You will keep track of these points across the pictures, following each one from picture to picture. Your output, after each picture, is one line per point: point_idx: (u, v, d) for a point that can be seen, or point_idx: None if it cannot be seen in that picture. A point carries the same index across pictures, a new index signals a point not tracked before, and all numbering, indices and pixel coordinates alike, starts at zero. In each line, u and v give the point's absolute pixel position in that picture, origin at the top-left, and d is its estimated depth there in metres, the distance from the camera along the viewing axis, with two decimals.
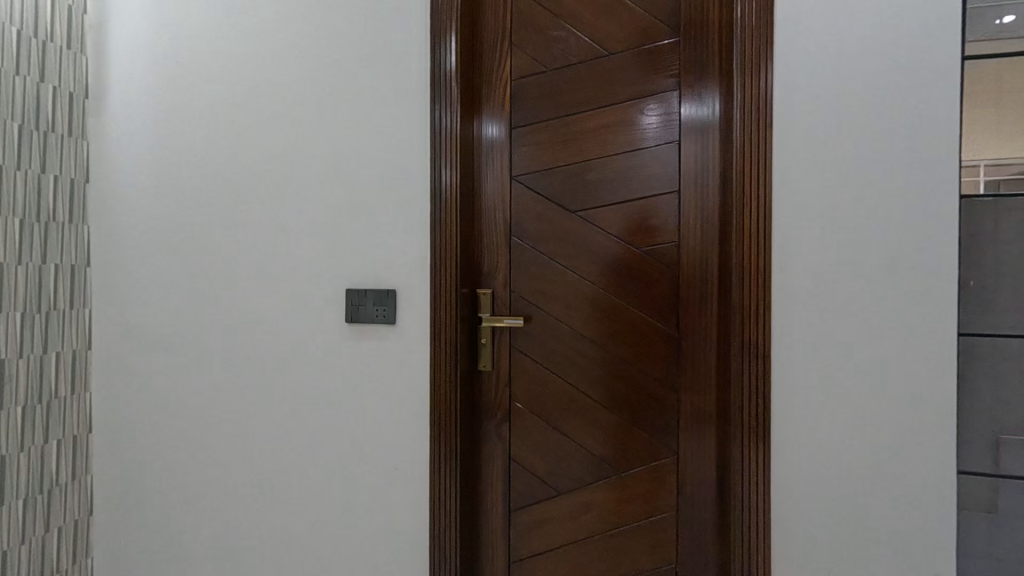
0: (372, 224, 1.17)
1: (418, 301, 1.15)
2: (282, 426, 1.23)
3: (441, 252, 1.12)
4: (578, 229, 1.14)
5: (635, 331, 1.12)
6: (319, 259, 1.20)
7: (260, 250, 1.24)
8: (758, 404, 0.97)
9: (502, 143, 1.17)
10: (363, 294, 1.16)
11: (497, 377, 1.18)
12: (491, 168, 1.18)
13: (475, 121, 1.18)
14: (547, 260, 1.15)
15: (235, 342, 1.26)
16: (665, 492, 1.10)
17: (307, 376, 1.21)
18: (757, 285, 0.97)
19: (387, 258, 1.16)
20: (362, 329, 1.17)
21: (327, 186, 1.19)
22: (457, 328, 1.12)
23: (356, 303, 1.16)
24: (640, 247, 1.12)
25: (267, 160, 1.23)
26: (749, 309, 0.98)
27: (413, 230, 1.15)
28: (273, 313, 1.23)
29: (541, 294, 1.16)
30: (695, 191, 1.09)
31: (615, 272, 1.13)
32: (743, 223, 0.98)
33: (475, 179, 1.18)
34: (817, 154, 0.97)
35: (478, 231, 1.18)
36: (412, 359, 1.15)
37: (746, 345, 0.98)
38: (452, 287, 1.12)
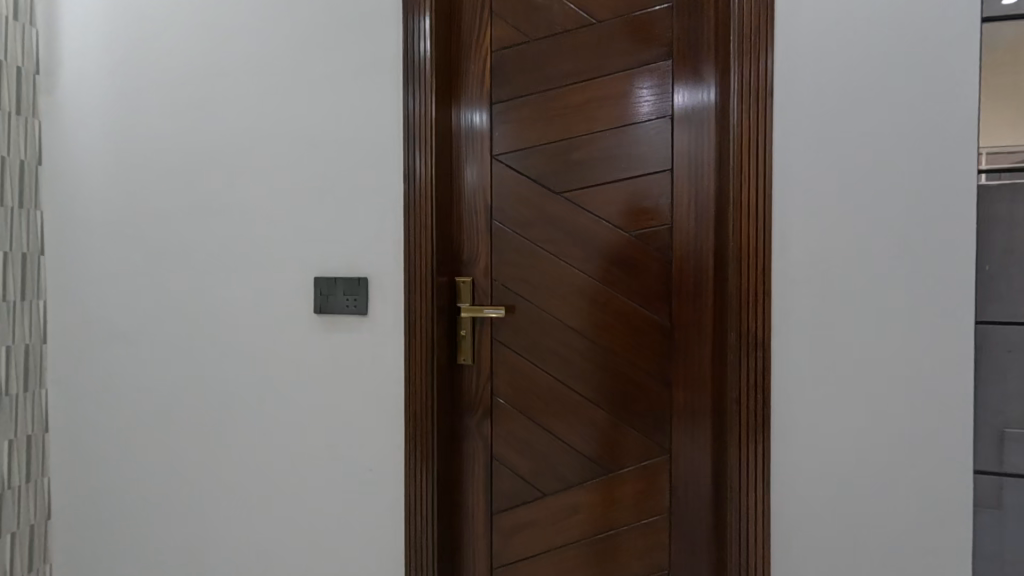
0: (342, 208, 1.09)
1: (393, 289, 1.07)
2: (248, 424, 1.15)
3: (417, 239, 1.05)
4: (563, 214, 1.06)
5: (624, 323, 1.04)
6: (286, 245, 1.12)
7: (224, 236, 1.15)
8: (757, 401, 0.90)
9: (483, 128, 1.09)
10: (333, 283, 1.08)
11: (478, 371, 1.10)
12: (471, 154, 1.10)
13: (454, 106, 1.10)
14: (530, 246, 1.08)
15: (200, 335, 1.18)
16: (656, 492, 1.03)
17: (274, 370, 1.13)
18: (756, 272, 0.90)
19: (359, 244, 1.08)
20: (332, 320, 1.10)
21: (295, 168, 1.11)
22: (435, 320, 1.04)
23: (326, 293, 1.08)
24: (630, 231, 1.04)
25: (231, 140, 1.14)
26: (747, 297, 0.90)
27: (386, 214, 1.07)
28: (239, 303, 1.15)
29: (524, 282, 1.08)
30: (688, 171, 1.01)
31: (603, 259, 1.05)
32: (742, 207, 0.91)
33: (454, 166, 1.11)
34: (820, 128, 0.89)
35: (456, 217, 1.11)
36: (386, 351, 1.07)
37: (745, 336, 0.90)
38: (429, 276, 1.04)
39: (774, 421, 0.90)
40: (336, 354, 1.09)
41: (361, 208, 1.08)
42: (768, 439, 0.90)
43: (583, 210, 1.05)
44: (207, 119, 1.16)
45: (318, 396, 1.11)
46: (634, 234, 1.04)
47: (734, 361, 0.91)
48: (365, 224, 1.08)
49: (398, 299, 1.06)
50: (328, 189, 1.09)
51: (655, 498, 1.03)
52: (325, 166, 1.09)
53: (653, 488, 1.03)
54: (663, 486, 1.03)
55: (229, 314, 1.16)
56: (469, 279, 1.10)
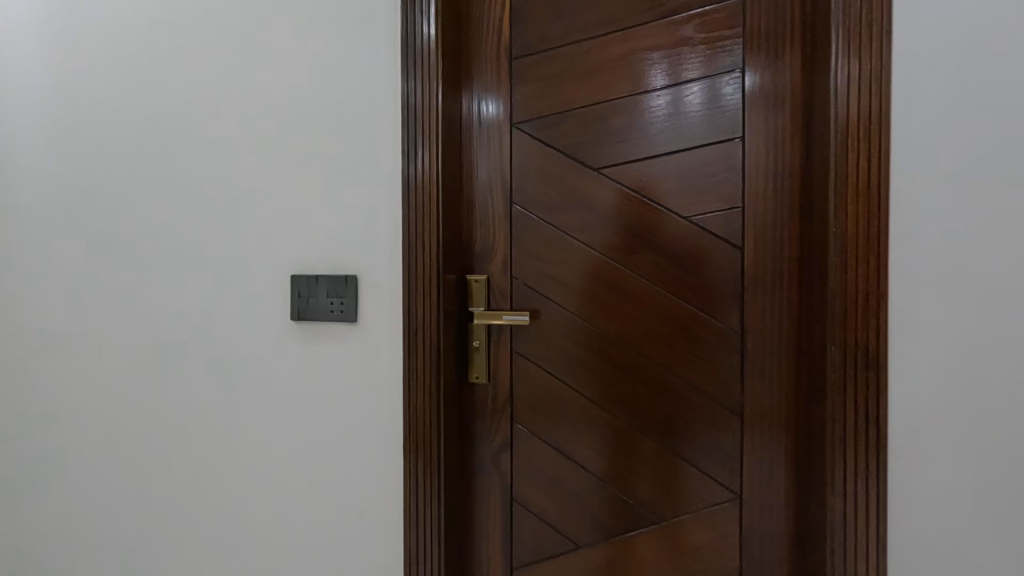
0: (326, 190, 0.88)
1: (389, 292, 0.85)
2: (214, 454, 0.94)
3: (416, 230, 0.83)
4: (601, 195, 0.85)
5: (679, 336, 0.83)
6: (258, 237, 0.91)
7: (183, 226, 0.95)
8: (870, 443, 0.66)
9: (500, 118, 0.89)
10: (314, 282, 0.87)
11: (495, 391, 0.89)
12: (482, 144, 0.89)
13: (464, 92, 0.89)
14: (559, 235, 0.87)
15: (154, 346, 0.97)
16: (717, 544, 0.81)
17: (244, 389, 0.92)
18: (869, 264, 0.66)
19: (346, 235, 0.87)
20: (312, 328, 0.88)
21: (268, 142, 0.90)
22: (442, 332, 0.83)
23: (306, 296, 0.87)
24: (687, 215, 0.82)
25: (190, 109, 0.94)
26: (855, 299, 0.66)
27: (380, 199, 0.86)
28: (200, 307, 0.94)
29: (552, 280, 0.87)
30: (764, 137, 0.78)
31: (652, 252, 0.83)
32: (849, 178, 0.66)
33: (463, 157, 0.90)
34: (960, 67, 0.65)
35: (465, 206, 0.90)
36: (380, 367, 0.86)
37: (852, 351, 0.66)
38: (433, 276, 0.83)
39: (891, 466, 0.66)
40: (320, 371, 0.88)
41: (348, 191, 0.87)
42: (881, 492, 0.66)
43: (625, 189, 0.84)
44: (163, 85, 0.96)
45: (297, 422, 0.90)
46: (691, 218, 0.82)
47: (834, 391, 0.67)
48: (354, 211, 0.87)
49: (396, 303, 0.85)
50: (308, 168, 0.88)
51: (716, 552, 0.81)
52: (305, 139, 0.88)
53: (714, 539, 0.82)
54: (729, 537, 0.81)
55: (190, 321, 0.95)
56: (484, 278, 0.89)
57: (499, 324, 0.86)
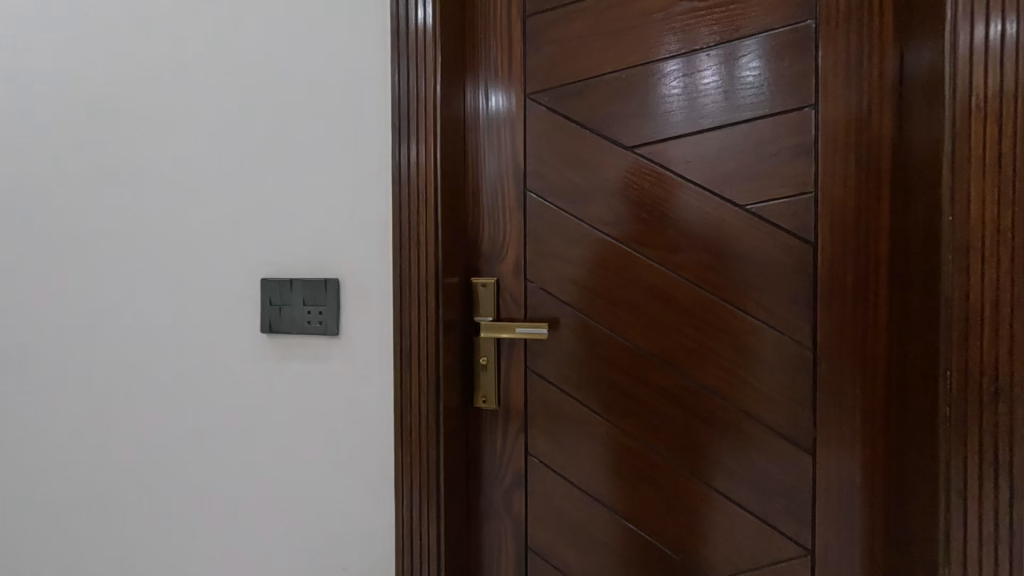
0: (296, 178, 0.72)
1: (380, 299, 0.69)
2: (169, 493, 0.79)
3: (409, 223, 0.67)
4: (636, 179, 0.70)
5: (733, 356, 0.67)
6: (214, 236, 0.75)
7: (131, 221, 0.79)
8: (996, 501, 0.50)
9: (511, 111, 0.74)
10: (287, 287, 0.70)
11: (506, 417, 0.74)
12: (491, 140, 0.75)
13: (469, 81, 0.75)
14: (583, 229, 0.72)
15: (100, 363, 0.81)
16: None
17: (203, 417, 0.77)
18: (1008, 264, 0.49)
19: (324, 231, 0.70)
20: (284, 344, 0.72)
21: (226, 123, 0.74)
22: (441, 348, 0.67)
23: (281, 304, 0.70)
24: (742, 204, 0.66)
25: (138, 80, 0.78)
26: (988, 310, 0.50)
27: (369, 188, 0.69)
28: (153, 318, 0.79)
29: (574, 282, 0.72)
30: (845, 104, 0.62)
31: (701, 251, 0.68)
32: (979, 151, 0.50)
33: (468, 150, 0.75)
34: None
35: (469, 202, 0.75)
36: (365, 393, 0.70)
37: (985, 379, 0.50)
38: (434, 280, 0.67)
39: None
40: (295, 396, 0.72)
41: (326, 178, 0.70)
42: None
43: (665, 174, 0.69)
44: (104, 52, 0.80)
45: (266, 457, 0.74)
46: (749, 207, 0.66)
47: (947, 430, 0.51)
48: (335, 202, 0.70)
49: (387, 313, 0.68)
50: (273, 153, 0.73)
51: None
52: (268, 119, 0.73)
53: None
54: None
55: (138, 337, 0.79)
56: (493, 281, 0.74)
57: (513, 336, 0.71)
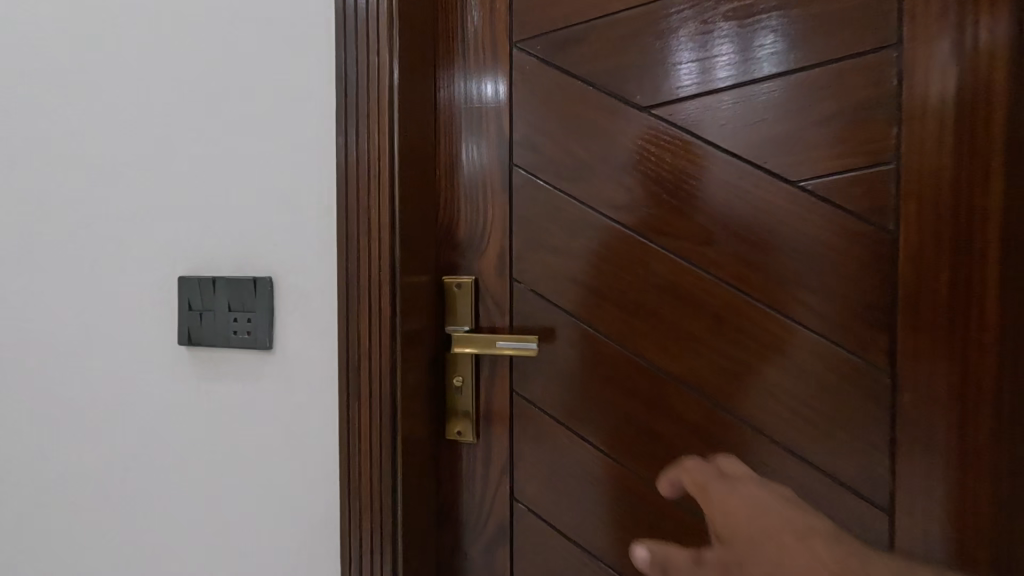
0: (217, 152, 0.56)
1: (321, 303, 0.53)
2: (52, 549, 0.62)
3: (357, 203, 0.51)
4: (654, 150, 0.54)
5: (782, 381, 0.51)
6: (114, 227, 0.59)
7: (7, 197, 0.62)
8: None
9: (494, 64, 0.59)
10: (209, 287, 0.55)
11: (487, 452, 0.59)
12: (468, 106, 0.59)
13: (443, 28, 0.60)
14: (585, 213, 0.56)
15: None
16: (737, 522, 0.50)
17: (100, 456, 0.60)
18: None
19: (253, 217, 0.54)
20: (204, 358, 0.56)
21: (127, 84, 0.58)
22: (399, 367, 0.52)
23: (202, 310, 0.55)
24: (794, 180, 0.50)
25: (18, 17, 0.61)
26: None
27: (308, 159, 0.53)
28: (32, 321, 0.61)
29: (573, 280, 0.57)
30: (938, 47, 0.46)
31: (739, 244, 0.52)
32: None
33: (441, 122, 0.60)
34: None
35: (441, 184, 0.60)
36: (302, 424, 0.54)
37: None
38: (389, 278, 0.51)
39: None
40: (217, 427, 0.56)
41: (255, 150, 0.54)
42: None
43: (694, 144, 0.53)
44: None
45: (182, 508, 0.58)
46: (805, 186, 0.50)
47: None
48: (266, 180, 0.54)
49: (330, 321, 0.53)
50: (187, 121, 0.56)
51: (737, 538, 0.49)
52: (180, 79, 0.57)
53: (730, 507, 0.51)
54: (770, 521, 0.48)
55: (15, 348, 0.62)
56: (471, 280, 0.59)
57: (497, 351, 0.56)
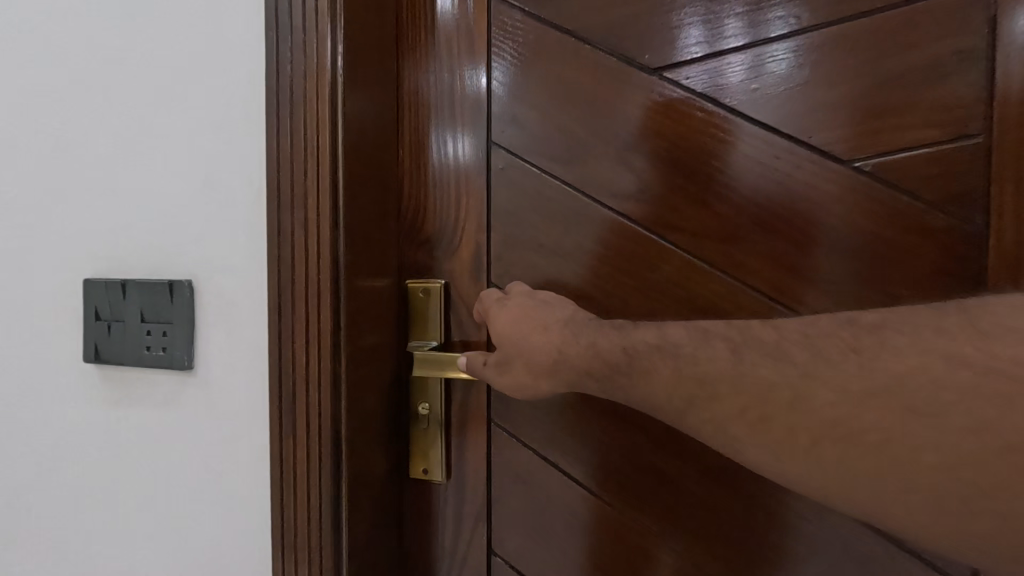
0: (127, 127, 0.45)
1: (251, 313, 0.43)
2: None
3: (291, 188, 0.41)
4: (663, 123, 0.43)
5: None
6: (5, 220, 0.49)
7: None
8: None
9: (470, 20, 0.48)
10: (117, 293, 0.45)
11: (460, 490, 0.49)
12: (439, 71, 0.49)
13: None
14: (579, 202, 0.46)
15: None
16: (502, 323, 0.42)
17: None
18: None
19: (172, 207, 0.44)
20: (113, 379, 0.46)
21: (24, 43, 0.48)
22: (343, 392, 0.42)
23: (110, 321, 0.45)
24: (846, 159, 0.40)
25: None
26: None
27: (236, 135, 0.43)
28: None
29: (562, 285, 0.46)
30: None
31: (771, 242, 0.41)
32: None
33: (406, 90, 0.49)
34: None
35: (405, 169, 0.50)
36: (228, 460, 0.44)
37: None
38: (331, 280, 0.41)
39: None
40: (128, 464, 0.46)
41: (172, 124, 0.44)
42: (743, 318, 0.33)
43: (716, 116, 0.42)
44: None
45: (86, 562, 0.48)
46: (861, 166, 0.39)
47: None
48: (186, 163, 0.44)
49: (261, 335, 0.43)
50: (89, 91, 0.46)
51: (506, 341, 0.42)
52: (85, 37, 0.46)
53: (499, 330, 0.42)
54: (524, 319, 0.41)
55: None
56: (439, 284, 0.49)
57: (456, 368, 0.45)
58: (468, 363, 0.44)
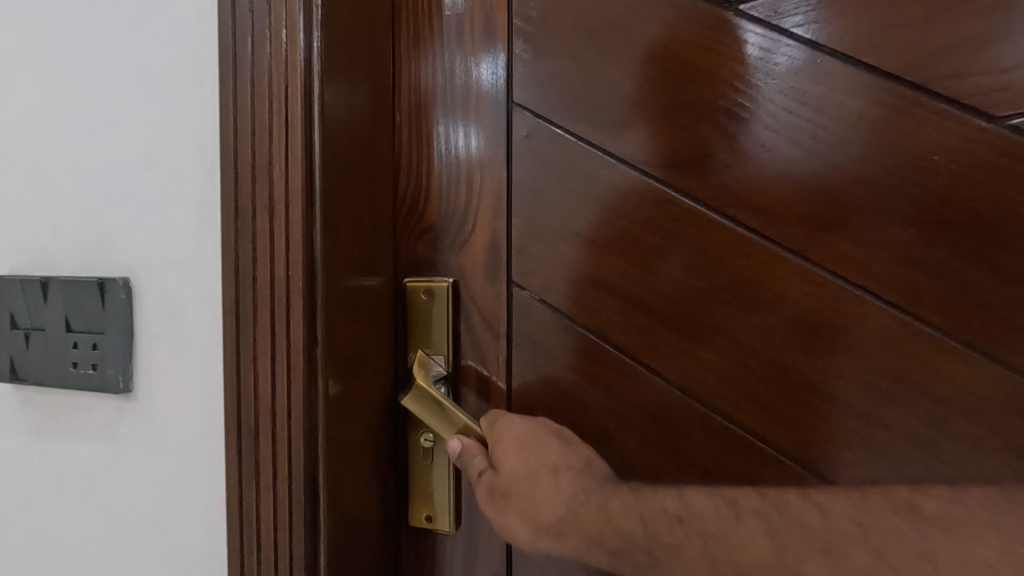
0: (50, 89, 0.36)
1: (202, 321, 0.33)
2: None
3: (258, 160, 0.32)
4: (730, 75, 0.35)
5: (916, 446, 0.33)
6: None
7: None
8: None
9: None
10: (37, 294, 0.35)
11: (469, 539, 0.39)
12: (443, 21, 0.40)
13: None
14: (619, 176, 0.37)
15: None
16: (515, 446, 0.35)
17: None
18: None
19: (105, 186, 0.35)
20: (36, 403, 0.36)
21: None
22: (325, 416, 0.33)
23: (29, 329, 0.35)
24: (993, 115, 0.31)
25: None
26: None
27: (183, 94, 0.33)
28: None
29: (596, 283, 0.38)
30: None
31: (855, 224, 0.34)
32: None
33: (402, 45, 0.41)
34: None
35: (404, 138, 0.41)
36: (174, 509, 0.34)
37: None
38: (306, 275, 0.32)
39: None
40: (52, 515, 0.36)
41: (104, 82, 0.35)
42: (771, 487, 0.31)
43: (797, 55, 0.34)
44: None
45: None
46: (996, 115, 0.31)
47: None
48: (121, 130, 0.34)
49: (215, 349, 0.33)
50: (9, 41, 0.36)
51: (512, 467, 0.34)
52: None
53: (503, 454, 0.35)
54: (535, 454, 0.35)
55: None
56: (446, 286, 0.40)
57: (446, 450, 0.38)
58: (460, 448, 0.36)
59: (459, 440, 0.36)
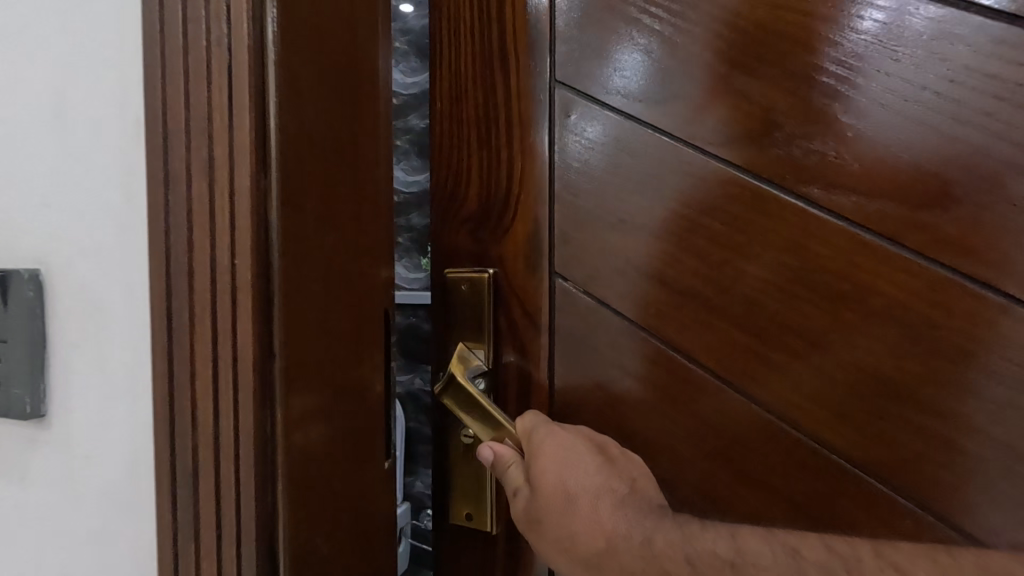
0: None
1: (126, 327, 0.25)
2: None
3: (192, 107, 0.24)
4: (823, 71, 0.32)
5: (1006, 454, 0.30)
6: None
7: None
8: None
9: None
10: None
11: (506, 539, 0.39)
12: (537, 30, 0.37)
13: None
14: (688, 166, 0.34)
15: None
16: (552, 458, 0.32)
17: None
18: None
19: (14, 149, 0.27)
20: None
21: None
22: (284, 451, 0.25)
23: None
24: None
25: None
26: None
27: (99, 24, 0.25)
28: None
29: (649, 275, 0.35)
30: None
31: (939, 209, 0.30)
32: None
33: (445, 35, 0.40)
34: None
35: (442, 125, 0.40)
36: (92, 565, 0.26)
37: None
38: (259, 263, 0.24)
39: None
40: None
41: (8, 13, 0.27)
42: (838, 538, 0.26)
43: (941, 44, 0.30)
44: None
45: None
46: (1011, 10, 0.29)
47: None
48: (28, 80, 0.26)
49: (143, 364, 0.25)
50: None
51: (545, 481, 0.31)
52: None
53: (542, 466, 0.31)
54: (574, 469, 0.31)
55: None
56: (483, 276, 0.39)
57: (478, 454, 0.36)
58: (494, 456, 0.34)
59: (491, 448, 0.34)
